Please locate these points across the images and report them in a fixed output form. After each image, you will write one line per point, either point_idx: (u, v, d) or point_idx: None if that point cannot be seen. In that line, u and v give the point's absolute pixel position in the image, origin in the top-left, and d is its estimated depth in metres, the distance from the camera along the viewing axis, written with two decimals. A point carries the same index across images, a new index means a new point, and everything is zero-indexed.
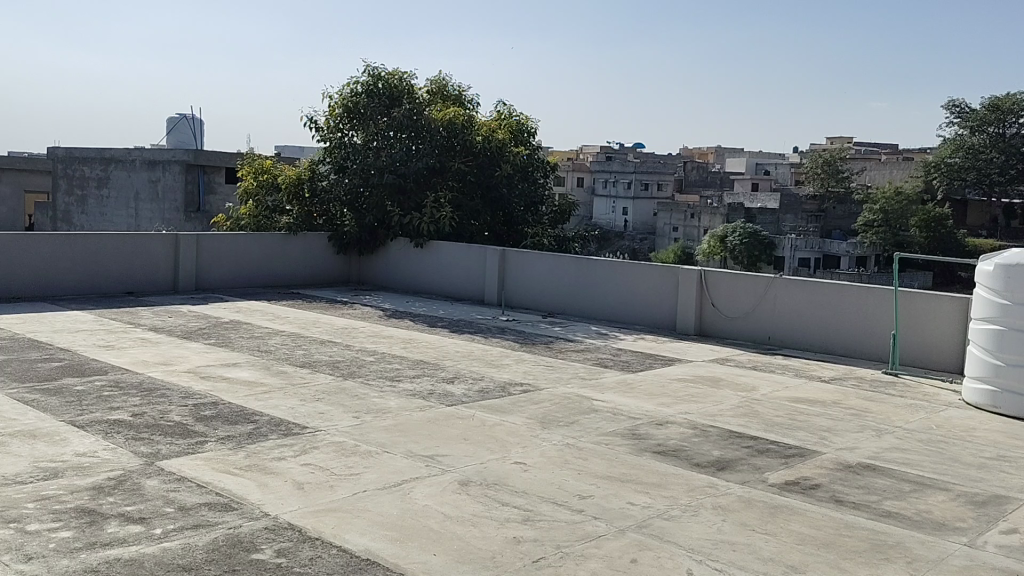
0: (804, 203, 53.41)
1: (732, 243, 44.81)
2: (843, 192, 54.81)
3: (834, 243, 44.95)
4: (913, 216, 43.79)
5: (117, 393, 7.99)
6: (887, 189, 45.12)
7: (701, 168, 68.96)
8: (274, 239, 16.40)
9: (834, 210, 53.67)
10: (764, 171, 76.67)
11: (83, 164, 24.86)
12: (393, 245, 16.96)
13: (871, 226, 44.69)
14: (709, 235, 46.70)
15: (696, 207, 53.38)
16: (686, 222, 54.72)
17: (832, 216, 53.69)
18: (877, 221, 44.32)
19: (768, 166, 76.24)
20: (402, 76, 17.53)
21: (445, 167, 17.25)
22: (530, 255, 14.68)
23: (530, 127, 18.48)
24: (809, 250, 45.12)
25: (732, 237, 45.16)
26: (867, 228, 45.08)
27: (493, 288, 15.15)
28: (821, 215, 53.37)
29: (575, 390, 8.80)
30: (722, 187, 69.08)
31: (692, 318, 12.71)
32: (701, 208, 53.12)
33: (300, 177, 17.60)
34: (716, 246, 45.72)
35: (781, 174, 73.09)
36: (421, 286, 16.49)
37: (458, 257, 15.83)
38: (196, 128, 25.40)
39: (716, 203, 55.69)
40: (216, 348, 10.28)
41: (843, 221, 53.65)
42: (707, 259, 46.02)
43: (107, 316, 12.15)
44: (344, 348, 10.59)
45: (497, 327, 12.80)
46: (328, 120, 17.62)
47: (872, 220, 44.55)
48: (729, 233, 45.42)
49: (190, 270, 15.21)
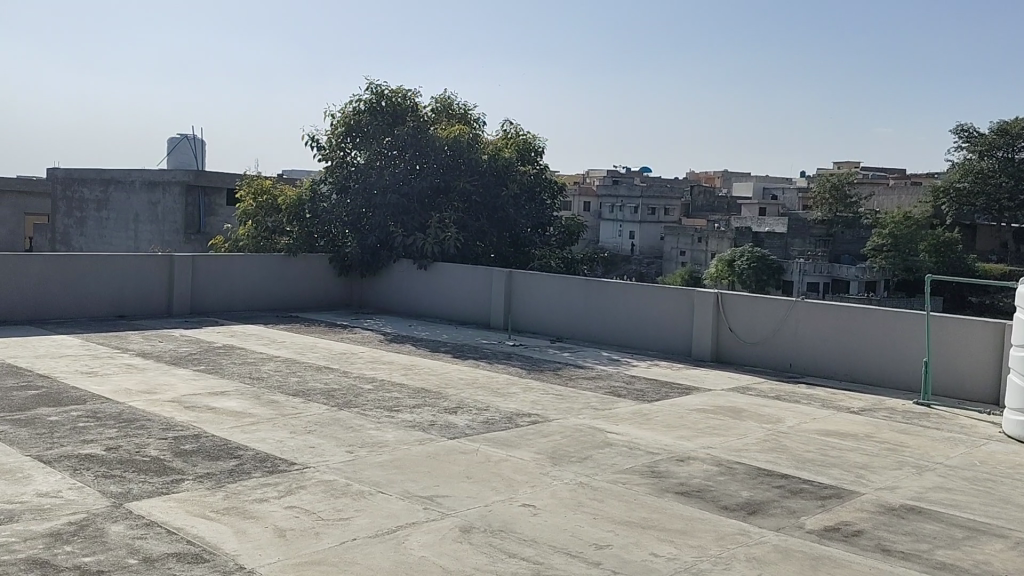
0: (813, 227, 52.85)
1: (740, 267, 44.23)
2: (852, 216, 54.16)
3: (843, 268, 44.28)
4: (923, 241, 42.77)
5: (93, 424, 7.39)
6: (897, 215, 44.33)
7: (708, 192, 68.55)
8: (273, 260, 15.87)
9: (843, 234, 53.01)
10: (772, 196, 76.17)
11: (83, 185, 24.48)
12: (395, 267, 16.41)
13: (880, 250, 44.02)
14: (718, 258, 46.11)
15: (704, 232, 52.91)
16: (693, 246, 54.19)
17: (841, 240, 53.03)
18: (886, 246, 43.64)
19: (775, 191, 75.80)
20: (406, 93, 17.05)
21: (450, 187, 16.74)
22: (538, 277, 14.10)
23: (537, 146, 17.98)
24: (819, 274, 44.72)
25: (741, 261, 44.66)
26: (876, 253, 44.42)
27: (498, 311, 14.57)
28: (830, 239, 52.76)
29: (588, 421, 8.17)
30: (729, 212, 68.57)
31: (708, 344, 12.10)
32: (708, 232, 52.66)
33: (300, 197, 17.09)
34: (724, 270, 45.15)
35: (790, 199, 72.56)
36: (424, 310, 15.92)
37: (462, 279, 15.27)
38: (198, 150, 25.02)
39: (724, 227, 55.17)
40: (205, 374, 9.67)
41: (853, 246, 53.02)
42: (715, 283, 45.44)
43: (94, 341, 11.58)
44: (340, 375, 9.98)
45: (503, 353, 12.20)
46: (329, 139, 17.14)
47: (881, 244, 43.89)
48: (737, 257, 44.85)
49: (185, 293, 14.64)
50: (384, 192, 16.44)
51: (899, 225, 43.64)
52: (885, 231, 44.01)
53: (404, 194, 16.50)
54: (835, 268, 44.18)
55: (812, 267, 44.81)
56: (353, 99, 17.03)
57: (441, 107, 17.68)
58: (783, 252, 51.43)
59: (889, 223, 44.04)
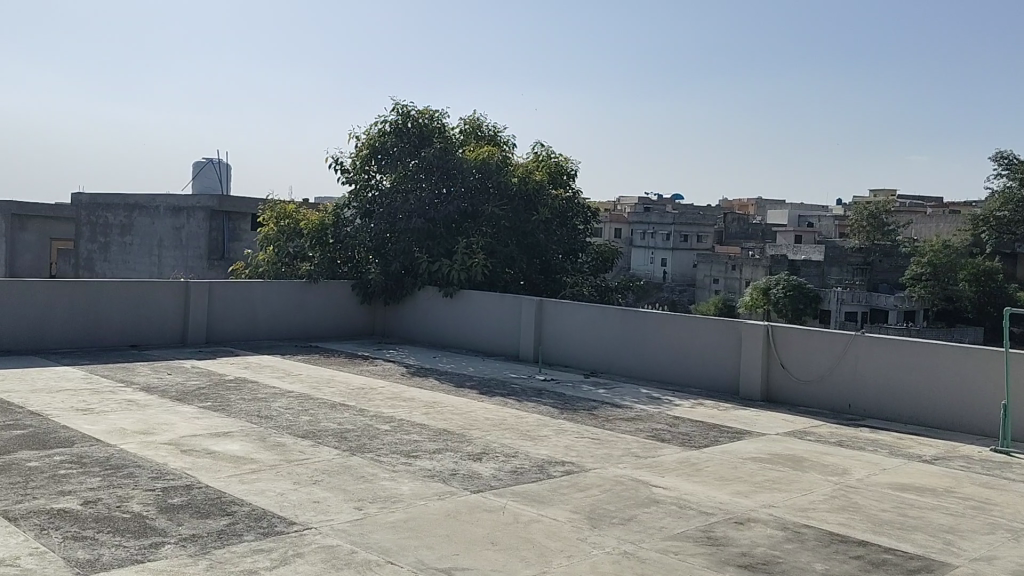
0: (849, 255, 51.50)
1: (775, 295, 43.05)
2: (890, 245, 52.66)
3: (881, 296, 42.89)
4: (964, 270, 41.26)
5: (76, 471, 6.61)
6: (936, 243, 42.80)
7: (741, 219, 67.36)
8: (293, 287, 15.17)
9: (880, 262, 51.55)
10: (808, 223, 74.76)
11: (107, 210, 24.13)
12: (421, 295, 15.65)
13: (919, 279, 42.61)
14: (753, 286, 44.93)
15: (737, 259, 51.80)
16: (727, 273, 53.04)
17: (878, 269, 51.56)
18: (925, 275, 42.23)
19: (811, 219, 74.35)
20: (433, 114, 16.38)
21: (478, 211, 15.99)
22: (571, 306, 13.24)
23: (570, 169, 17.21)
24: (858, 304, 43.40)
25: (776, 289, 43.49)
26: (915, 282, 43.00)
27: (528, 342, 13.70)
28: (868, 268, 51.34)
29: (630, 472, 7.24)
30: (763, 239, 67.28)
31: (757, 381, 11.17)
32: (742, 260, 51.55)
33: (323, 221, 16.43)
34: (759, 298, 43.98)
35: (825, 226, 71.11)
36: (450, 340, 15.10)
37: (490, 308, 14.44)
38: (224, 174, 24.53)
39: (758, 254, 53.96)
40: (209, 412, 8.89)
41: (891, 274, 51.52)
42: (749, 312, 44.29)
43: (98, 373, 10.87)
44: (356, 414, 9.14)
45: (534, 388, 11.32)
46: (354, 162, 16.49)
47: (920, 273, 42.48)
48: (772, 284, 43.68)
49: (201, 321, 13.94)
50: (409, 216, 15.72)
51: (937, 252, 42.35)
52: (923, 260, 42.67)
53: (430, 218, 15.77)
54: (874, 297, 42.88)
55: (851, 296, 43.17)
56: (378, 120, 16.38)
57: (470, 128, 16.99)
58: (819, 280, 50.10)
59: (928, 250, 42.63)
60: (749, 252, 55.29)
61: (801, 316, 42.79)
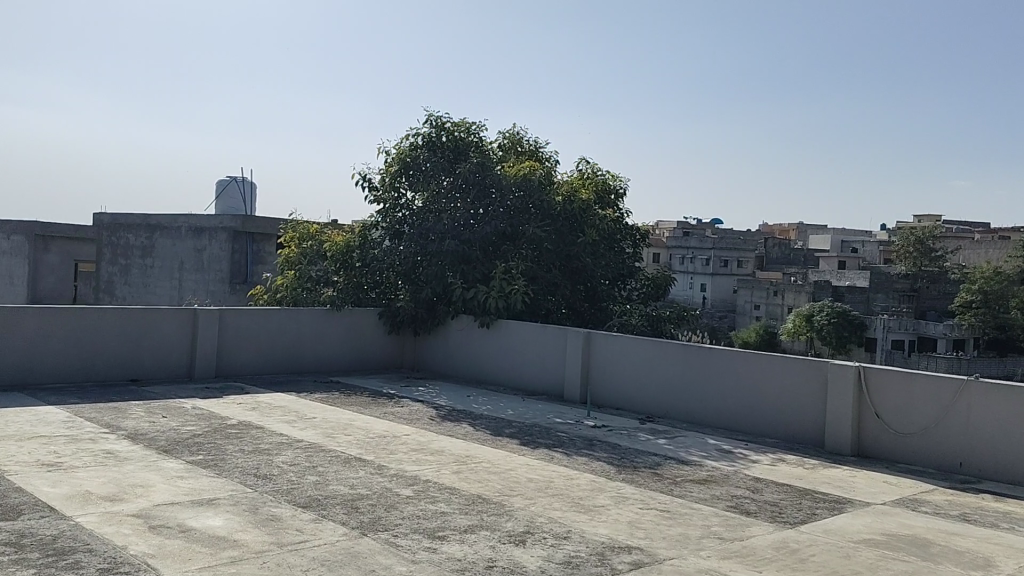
0: (896, 281, 49.20)
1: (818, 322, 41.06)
2: (939, 271, 50.28)
3: (930, 324, 40.71)
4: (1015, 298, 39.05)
5: (7, 559, 5.15)
6: (986, 269, 40.34)
7: (783, 245, 65.24)
8: (314, 315, 13.77)
9: (927, 289, 49.20)
10: (851, 249, 72.35)
11: (128, 231, 23.09)
12: (453, 324, 14.18)
13: (971, 306, 40.40)
14: (796, 313, 42.95)
15: (780, 285, 49.79)
16: (768, 299, 50.95)
17: (925, 296, 49.27)
18: (976, 302, 40.07)
19: (854, 244, 71.92)
20: (469, 126, 14.98)
21: (518, 233, 14.50)
22: (624, 340, 11.67)
23: (618, 187, 15.69)
24: (905, 332, 40.80)
25: (821, 316, 41.47)
26: (966, 308, 40.82)
27: (574, 380, 12.13)
28: (915, 294, 48.92)
29: (717, 565, 5.61)
30: (806, 264, 65.05)
31: (847, 433, 9.50)
32: (785, 285, 49.56)
33: (349, 243, 15.06)
34: (803, 324, 42.03)
35: (870, 252, 68.72)
36: (486, 375, 13.60)
37: (531, 341, 12.91)
38: (248, 193, 23.31)
39: (802, 280, 51.88)
40: (197, 469, 7.42)
41: (940, 302, 49.18)
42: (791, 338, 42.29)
43: (83, 415, 9.50)
44: (372, 471, 7.60)
45: (584, 436, 9.72)
46: (383, 178, 15.11)
47: (971, 300, 40.32)
48: (816, 311, 41.69)
49: (210, 352, 12.55)
50: (441, 239, 14.26)
51: (989, 279, 39.82)
52: (974, 286, 40.30)
53: (465, 240, 14.30)
54: (921, 324, 40.85)
55: (897, 323, 40.89)
56: (409, 133, 15.00)
57: (510, 143, 15.56)
58: (865, 306, 47.83)
59: (978, 277, 40.23)
60: (792, 278, 53.21)
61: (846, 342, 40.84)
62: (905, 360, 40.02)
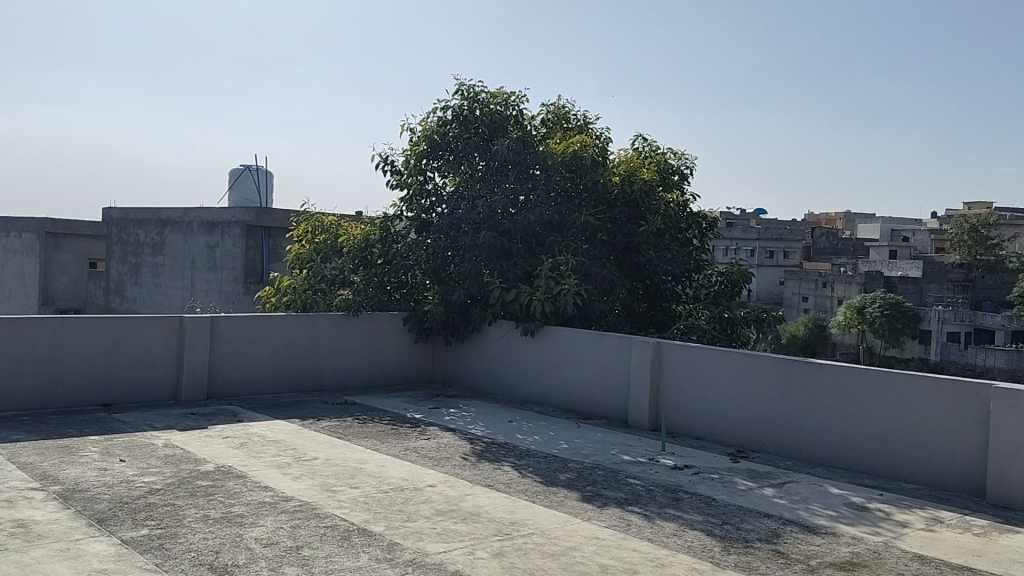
0: (949, 271, 46.30)
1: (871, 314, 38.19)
2: (996, 259, 47.22)
3: (986, 315, 38.24)
4: None
5: None
6: None
7: (830, 234, 62.04)
8: (326, 323, 11.62)
9: (983, 279, 46.24)
10: (901, 238, 69.10)
11: (137, 227, 21.55)
12: (491, 331, 11.94)
13: None
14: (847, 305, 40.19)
15: (829, 276, 46.86)
16: (817, 291, 47.82)
17: (981, 287, 46.29)
18: None
19: (903, 233, 68.70)
20: (507, 97, 12.67)
21: (568, 221, 12.19)
22: (706, 354, 9.36)
23: (682, 165, 13.26)
24: (961, 323, 38.05)
25: (872, 307, 38.59)
26: None
27: (641, 402, 9.81)
28: (969, 285, 46.04)
29: None
30: (854, 254, 61.88)
31: (1020, 479, 7.06)
32: (834, 277, 46.64)
33: (370, 236, 12.79)
34: (852, 317, 39.00)
35: (921, 241, 65.48)
36: (530, 393, 11.35)
37: (586, 352, 10.62)
38: (269, 183, 20.51)
39: (852, 271, 48.96)
40: (131, 557, 5.22)
41: (997, 292, 46.06)
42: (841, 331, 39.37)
43: (18, 460, 7.38)
44: (379, 557, 5.34)
45: (664, 485, 7.35)
46: (407, 159, 12.87)
47: None
48: (868, 302, 38.89)
49: (199, 370, 10.42)
50: (476, 230, 12.01)
51: None
52: None
53: (505, 231, 12.04)
54: (978, 316, 38.23)
55: (953, 314, 38.05)
56: (436, 105, 12.70)
57: (554, 118, 13.19)
58: (919, 297, 44.86)
59: None
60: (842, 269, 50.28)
61: (900, 335, 38.06)
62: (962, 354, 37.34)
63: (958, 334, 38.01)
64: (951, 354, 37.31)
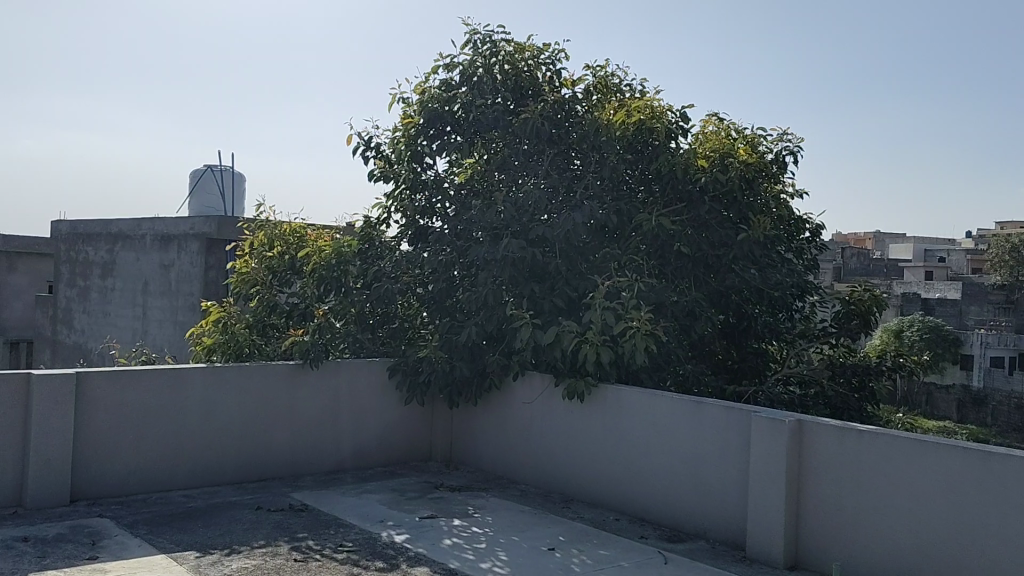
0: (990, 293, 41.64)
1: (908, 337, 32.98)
2: None
3: None
4: None
5: None
6: None
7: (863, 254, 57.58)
8: (272, 379, 7.80)
9: None
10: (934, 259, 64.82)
11: (88, 243, 17.93)
12: (516, 387, 8.10)
13: None
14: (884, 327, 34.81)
15: None
16: None
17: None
18: None
19: (936, 253, 64.38)
20: (538, 51, 8.77)
21: (629, 226, 8.32)
22: (894, 444, 5.48)
23: (784, 150, 9.15)
24: (1007, 347, 33.33)
25: (909, 332, 33.55)
26: None
27: (768, 522, 5.92)
28: (1014, 307, 40.81)
29: None
30: (889, 274, 57.63)
31: None
32: None
33: (342, 249, 8.85)
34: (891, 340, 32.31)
35: (956, 262, 61.29)
36: (575, 483, 7.49)
37: (669, 429, 6.73)
38: (239, 185, 16.59)
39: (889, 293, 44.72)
40: None
41: None
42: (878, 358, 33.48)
43: None
44: None
45: None
46: (395, 141, 9.08)
47: None
48: (905, 327, 33.72)
49: (56, 458, 6.57)
50: (494, 239, 8.19)
51: None
52: None
53: (537, 239, 8.19)
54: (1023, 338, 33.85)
55: (996, 338, 33.40)
56: (438, 60, 8.87)
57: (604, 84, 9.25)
58: (958, 320, 40.30)
59: None
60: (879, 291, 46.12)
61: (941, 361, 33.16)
62: (1009, 382, 32.78)
63: (1004, 360, 33.23)
64: (995, 381, 32.85)
